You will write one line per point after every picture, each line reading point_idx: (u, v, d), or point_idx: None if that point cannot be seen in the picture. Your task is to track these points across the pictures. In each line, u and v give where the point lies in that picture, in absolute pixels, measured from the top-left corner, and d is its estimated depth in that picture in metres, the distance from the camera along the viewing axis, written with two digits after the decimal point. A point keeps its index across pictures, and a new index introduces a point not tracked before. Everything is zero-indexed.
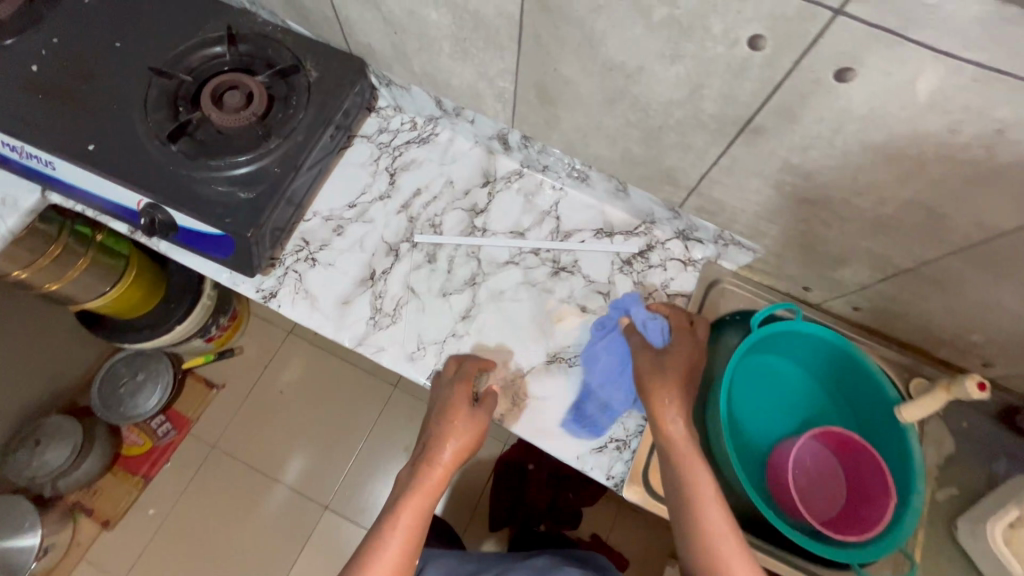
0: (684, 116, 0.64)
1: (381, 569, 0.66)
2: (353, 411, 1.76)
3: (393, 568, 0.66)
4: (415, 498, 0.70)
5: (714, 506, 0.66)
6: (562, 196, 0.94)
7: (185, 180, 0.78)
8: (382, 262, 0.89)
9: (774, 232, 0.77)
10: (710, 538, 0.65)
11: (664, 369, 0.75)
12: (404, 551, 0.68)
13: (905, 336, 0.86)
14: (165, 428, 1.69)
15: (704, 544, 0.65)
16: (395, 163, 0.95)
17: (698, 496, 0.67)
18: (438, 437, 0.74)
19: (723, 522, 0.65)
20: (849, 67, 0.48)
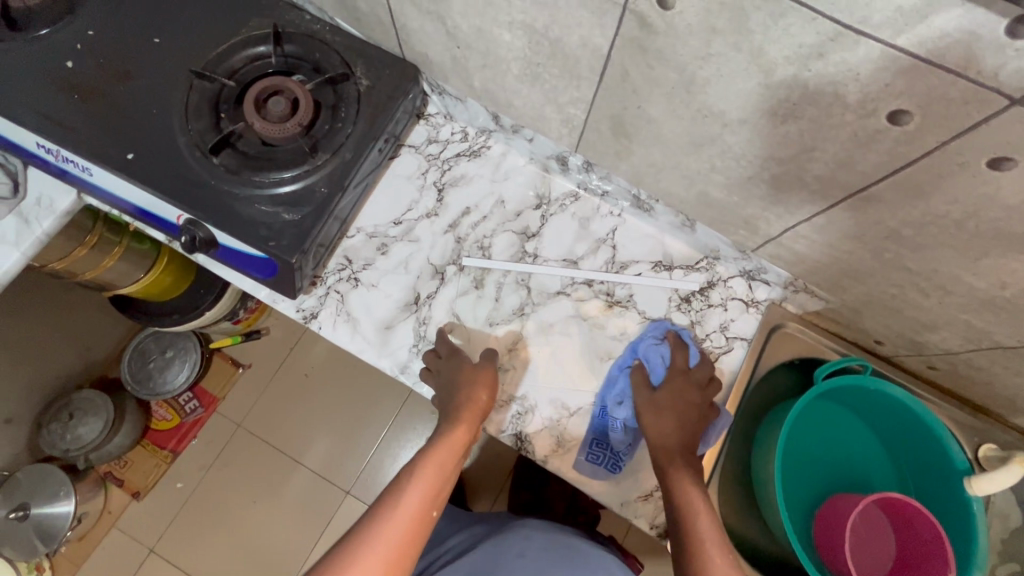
0: (781, 172, 0.57)
1: (405, 509, 0.63)
2: (378, 400, 1.70)
3: (417, 509, 0.64)
4: (439, 447, 0.71)
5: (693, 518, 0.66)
6: (620, 223, 0.87)
7: (227, 197, 0.73)
8: (427, 286, 0.84)
9: (857, 290, 0.71)
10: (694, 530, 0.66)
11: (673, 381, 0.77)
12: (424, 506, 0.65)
13: (982, 401, 0.80)
14: (193, 404, 1.65)
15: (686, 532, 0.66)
16: (443, 177, 0.89)
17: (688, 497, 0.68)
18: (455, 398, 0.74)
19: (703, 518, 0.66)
20: (1008, 156, 0.41)
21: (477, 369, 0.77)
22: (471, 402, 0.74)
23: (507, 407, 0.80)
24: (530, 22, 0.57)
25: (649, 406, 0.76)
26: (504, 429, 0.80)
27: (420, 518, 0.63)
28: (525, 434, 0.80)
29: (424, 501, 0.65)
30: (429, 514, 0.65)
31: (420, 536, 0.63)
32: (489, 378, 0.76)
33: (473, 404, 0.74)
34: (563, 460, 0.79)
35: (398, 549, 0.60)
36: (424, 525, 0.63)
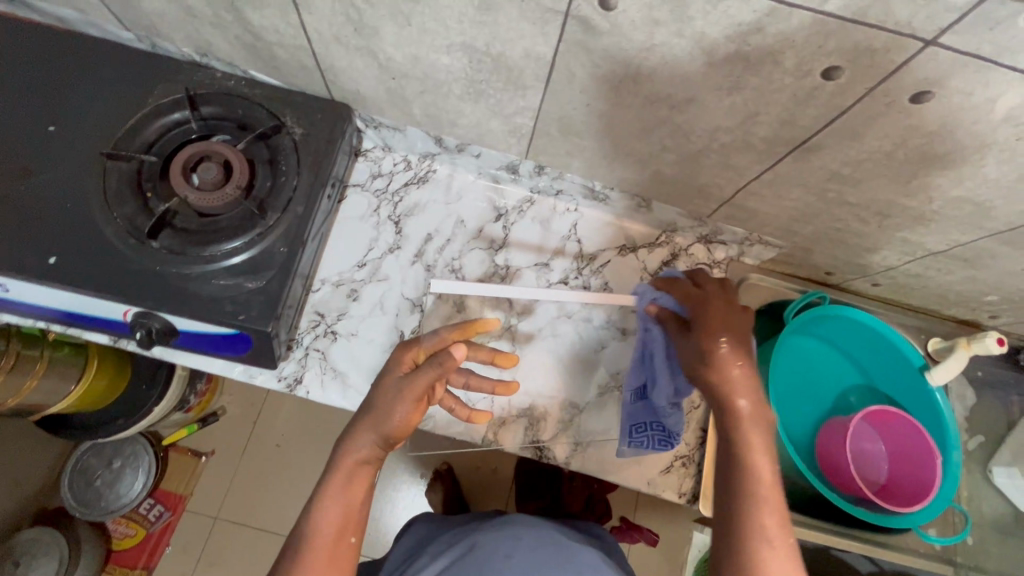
0: (730, 140, 0.62)
1: (317, 551, 0.59)
2: None
3: (333, 543, 0.60)
4: (340, 472, 0.62)
5: (760, 444, 0.57)
6: (578, 217, 0.89)
7: (179, 280, 0.67)
8: (408, 321, 0.82)
9: (807, 231, 0.78)
10: (755, 514, 0.53)
11: (734, 353, 0.62)
12: (342, 538, 0.60)
13: (921, 303, 0.91)
14: (157, 511, 1.51)
15: (751, 532, 0.52)
16: (397, 210, 0.87)
17: (755, 461, 0.56)
18: (382, 404, 0.63)
19: (770, 481, 0.55)
20: (928, 89, 0.47)
21: (401, 380, 0.64)
22: (384, 419, 0.62)
23: (520, 420, 0.81)
24: (470, 42, 0.58)
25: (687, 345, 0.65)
26: (517, 447, 0.80)
27: (332, 548, 0.60)
28: (543, 442, 0.80)
29: (339, 526, 0.61)
30: (347, 542, 0.61)
31: (340, 566, 0.60)
32: (415, 386, 0.62)
33: (388, 415, 0.62)
34: (584, 460, 0.80)
35: None
36: (339, 556, 0.60)
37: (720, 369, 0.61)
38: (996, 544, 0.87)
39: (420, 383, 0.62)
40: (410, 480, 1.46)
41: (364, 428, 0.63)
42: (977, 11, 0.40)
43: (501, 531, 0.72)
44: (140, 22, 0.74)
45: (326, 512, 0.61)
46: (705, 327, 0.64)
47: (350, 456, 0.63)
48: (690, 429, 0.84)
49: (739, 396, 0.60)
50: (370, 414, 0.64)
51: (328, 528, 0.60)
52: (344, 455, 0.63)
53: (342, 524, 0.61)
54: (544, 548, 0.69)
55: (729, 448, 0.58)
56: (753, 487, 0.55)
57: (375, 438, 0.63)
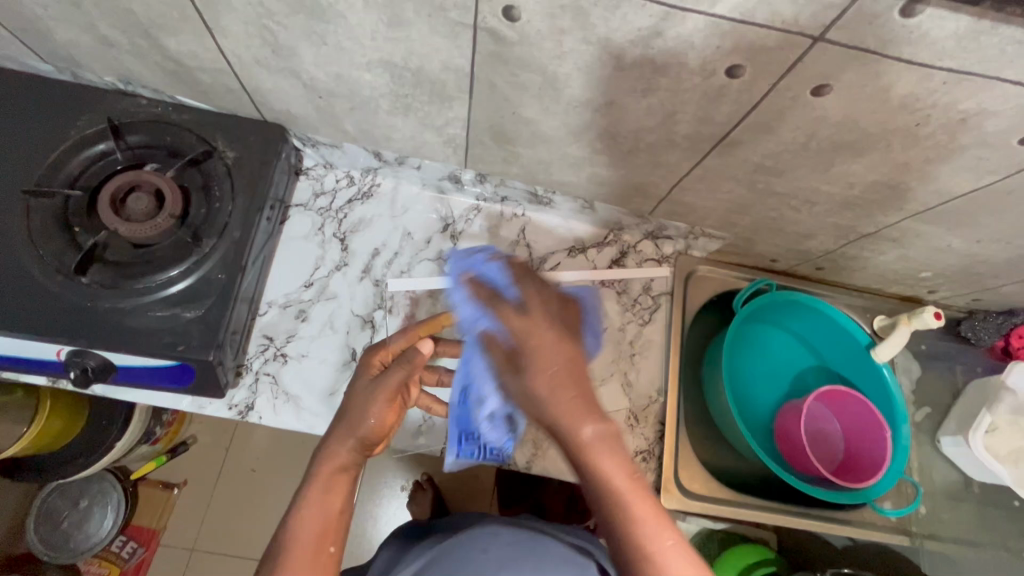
0: (655, 139, 0.63)
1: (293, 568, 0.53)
2: None
3: (312, 557, 0.54)
4: (317, 480, 0.58)
5: (637, 494, 0.45)
6: (525, 222, 0.90)
7: (113, 314, 0.66)
8: (359, 338, 0.82)
9: (745, 222, 0.80)
10: (620, 521, 0.44)
11: (559, 337, 0.48)
12: (323, 551, 0.55)
13: (862, 283, 0.94)
14: (130, 548, 1.48)
15: (611, 499, 0.45)
16: (343, 227, 0.86)
17: (614, 483, 0.45)
18: (358, 402, 0.64)
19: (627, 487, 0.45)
20: (826, 83, 0.49)
21: (371, 383, 0.66)
22: (360, 424, 0.62)
23: None
24: (388, 58, 0.58)
25: (529, 347, 0.48)
26: None
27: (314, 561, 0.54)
28: None
29: (321, 533, 0.55)
30: (325, 551, 0.55)
31: None
32: (387, 387, 0.64)
33: (362, 417, 0.63)
34: (544, 462, 0.81)
35: None
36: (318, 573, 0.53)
37: (542, 386, 0.47)
38: (949, 510, 0.89)
39: (393, 380, 0.64)
40: (389, 494, 1.45)
41: (342, 434, 0.62)
42: (856, 8, 0.41)
43: (476, 533, 0.71)
44: (57, 54, 0.72)
45: (305, 522, 0.56)
46: (535, 371, 0.47)
47: (331, 459, 0.60)
48: (648, 423, 0.85)
49: (581, 426, 0.45)
50: (343, 422, 0.62)
51: (308, 534, 0.55)
52: (322, 462, 0.60)
53: (321, 531, 0.55)
54: (522, 545, 0.69)
55: (583, 480, 0.46)
56: (612, 502, 0.44)
57: (355, 441, 0.61)
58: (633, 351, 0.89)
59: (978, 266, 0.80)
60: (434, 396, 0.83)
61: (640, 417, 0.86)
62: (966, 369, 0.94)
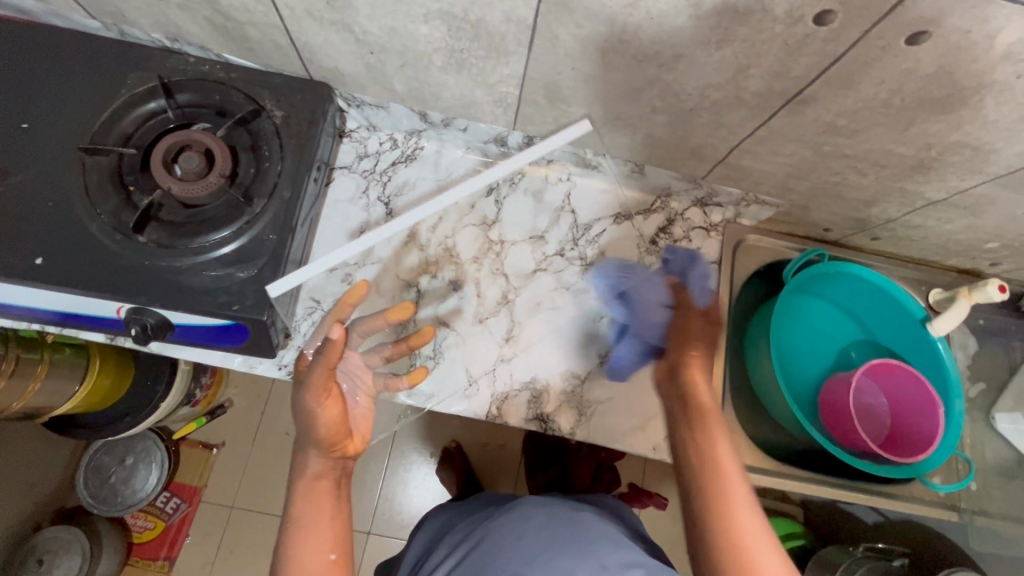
0: (722, 97, 0.60)
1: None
2: None
3: (314, 564, 0.61)
4: (302, 502, 0.65)
5: (723, 463, 0.62)
6: (570, 187, 0.89)
7: (171, 273, 0.67)
8: (405, 302, 0.82)
9: (804, 187, 0.77)
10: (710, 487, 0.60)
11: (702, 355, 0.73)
12: (331, 555, 0.62)
13: (919, 254, 0.91)
14: (174, 503, 1.56)
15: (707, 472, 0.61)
16: (387, 190, 0.85)
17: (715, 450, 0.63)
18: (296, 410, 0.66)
19: (735, 472, 0.61)
20: (926, 29, 0.46)
21: (300, 383, 0.66)
22: (312, 432, 0.65)
23: (524, 392, 0.81)
24: (447, 9, 0.56)
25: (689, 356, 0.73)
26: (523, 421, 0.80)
27: (313, 568, 0.61)
28: (546, 415, 0.81)
29: (316, 543, 0.62)
30: (327, 557, 0.62)
31: None
32: (313, 385, 0.64)
33: (310, 427, 0.65)
34: (587, 428, 0.81)
35: None
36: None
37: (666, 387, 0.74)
38: (1001, 488, 0.87)
39: (314, 377, 0.64)
40: (421, 459, 1.48)
41: (305, 448, 0.67)
42: None
43: (512, 516, 0.71)
44: (105, 9, 0.71)
45: (304, 539, 0.62)
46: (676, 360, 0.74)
47: (305, 474, 0.66)
48: None
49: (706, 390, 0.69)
50: (300, 437, 0.67)
51: (307, 551, 0.62)
52: (298, 476, 0.66)
53: (320, 542, 0.62)
54: (556, 523, 0.69)
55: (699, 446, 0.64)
56: (717, 495, 0.59)
57: (317, 451, 0.66)
58: None
59: None
60: (477, 359, 0.82)
61: None
62: None
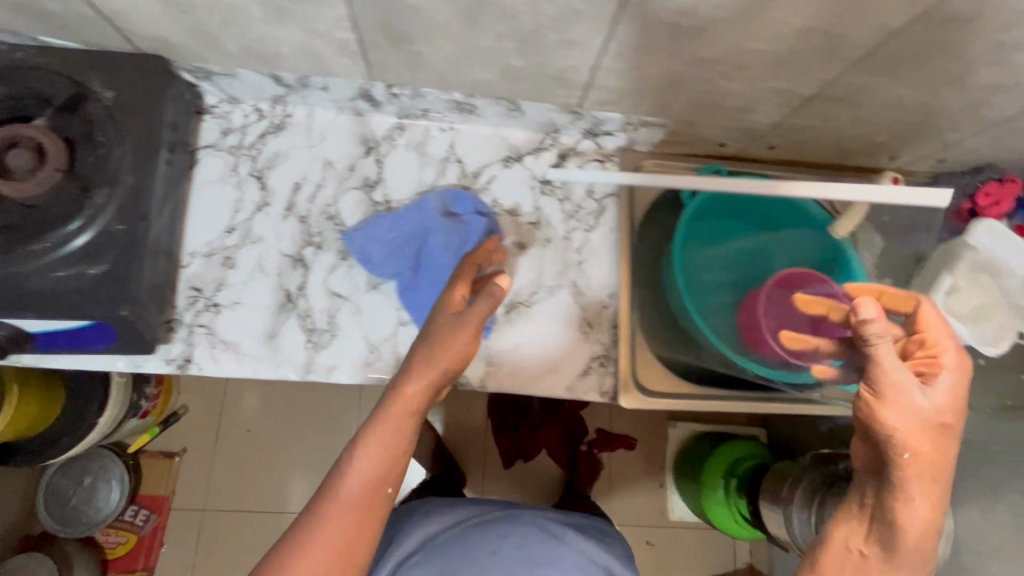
0: (556, 11, 0.57)
1: (348, 493, 0.57)
2: (336, 418, 1.65)
3: (362, 488, 0.57)
4: (381, 425, 0.60)
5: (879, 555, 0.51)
6: (454, 136, 0.85)
7: (12, 280, 0.63)
8: (292, 278, 0.79)
9: (680, 101, 0.74)
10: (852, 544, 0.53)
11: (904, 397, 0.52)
12: (376, 480, 0.58)
13: (821, 157, 0.89)
14: (144, 515, 1.54)
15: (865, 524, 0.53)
16: (258, 163, 0.81)
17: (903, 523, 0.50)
18: (440, 330, 0.66)
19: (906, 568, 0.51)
20: None
21: (453, 317, 0.67)
22: (433, 355, 0.64)
23: None
24: None
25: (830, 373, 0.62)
26: None
27: (366, 492, 0.57)
28: (455, 371, 0.80)
29: (377, 479, 0.58)
30: (386, 493, 0.58)
31: (376, 514, 0.58)
32: (462, 324, 0.66)
33: (445, 342, 0.64)
34: (499, 377, 0.80)
35: (341, 544, 0.55)
36: (371, 509, 0.57)
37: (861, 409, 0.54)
38: None
39: (474, 314, 0.67)
40: None
41: (413, 369, 0.63)
42: None
43: (495, 532, 0.78)
44: None
45: (370, 453, 0.58)
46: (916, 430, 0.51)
47: (403, 397, 0.61)
48: (602, 328, 0.84)
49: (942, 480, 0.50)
50: (430, 349, 0.64)
51: (366, 472, 0.58)
52: (392, 396, 0.62)
53: (380, 463, 0.58)
54: (534, 542, 0.77)
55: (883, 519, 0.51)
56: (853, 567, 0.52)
57: (432, 381, 0.63)
58: (581, 256, 0.86)
59: (934, 119, 0.75)
60: (377, 324, 0.79)
61: (594, 323, 0.84)
62: (930, 235, 0.91)
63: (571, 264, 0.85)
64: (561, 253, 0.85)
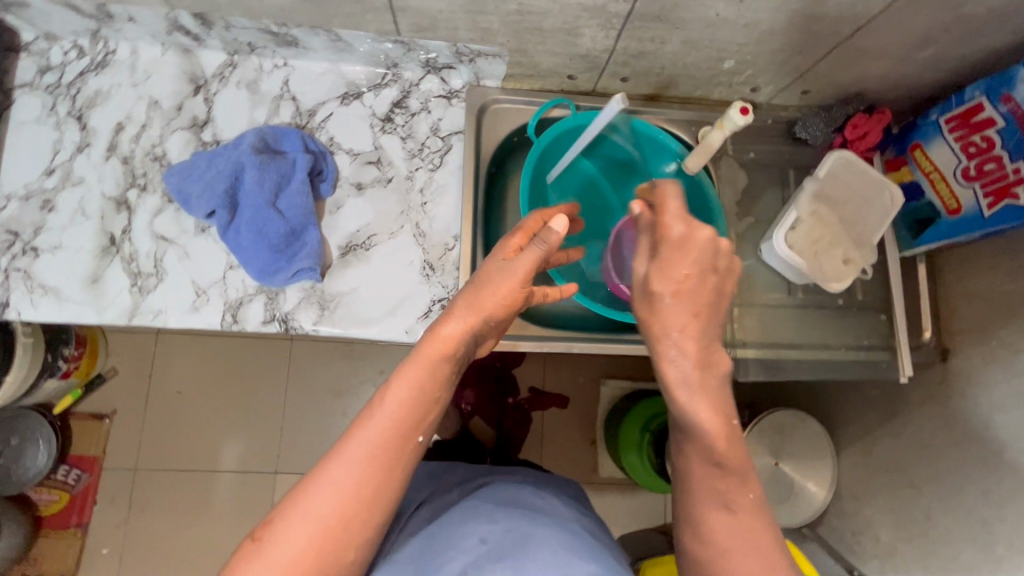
0: None
1: (373, 433, 0.52)
2: (272, 377, 1.54)
3: (390, 433, 0.52)
4: (411, 368, 0.54)
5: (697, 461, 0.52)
6: (289, 72, 0.82)
7: None
8: (116, 222, 0.77)
9: (498, 25, 0.70)
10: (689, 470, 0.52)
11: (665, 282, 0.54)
12: (399, 428, 0.52)
13: (681, 90, 0.85)
14: (75, 474, 1.45)
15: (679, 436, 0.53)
16: (78, 103, 0.78)
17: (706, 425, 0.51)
18: (462, 289, 0.58)
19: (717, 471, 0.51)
20: None
21: (506, 263, 0.59)
22: (480, 299, 0.57)
23: (258, 297, 0.78)
24: None
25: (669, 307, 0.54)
26: (263, 323, 0.77)
27: (394, 437, 0.52)
28: (286, 315, 0.78)
29: (397, 424, 0.53)
30: (414, 440, 0.53)
31: (394, 466, 0.52)
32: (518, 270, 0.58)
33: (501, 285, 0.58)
34: (333, 319, 0.78)
35: (348, 500, 0.50)
36: (390, 461, 0.52)
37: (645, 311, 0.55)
38: (778, 319, 0.85)
39: (530, 258, 0.58)
40: None
41: (463, 307, 0.57)
42: None
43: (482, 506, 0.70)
44: None
45: (390, 401, 0.53)
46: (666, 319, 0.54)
47: (439, 337, 0.55)
48: (446, 271, 0.81)
49: (665, 336, 0.53)
50: (473, 292, 0.58)
51: (394, 416, 0.53)
52: (430, 335, 0.56)
53: (393, 426, 0.52)
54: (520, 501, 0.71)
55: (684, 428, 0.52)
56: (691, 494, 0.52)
57: (481, 314, 0.57)
58: (425, 196, 0.83)
59: (771, 39, 0.71)
60: (206, 266, 0.78)
61: (437, 266, 0.81)
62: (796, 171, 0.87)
63: (414, 204, 0.83)
64: (403, 194, 0.82)
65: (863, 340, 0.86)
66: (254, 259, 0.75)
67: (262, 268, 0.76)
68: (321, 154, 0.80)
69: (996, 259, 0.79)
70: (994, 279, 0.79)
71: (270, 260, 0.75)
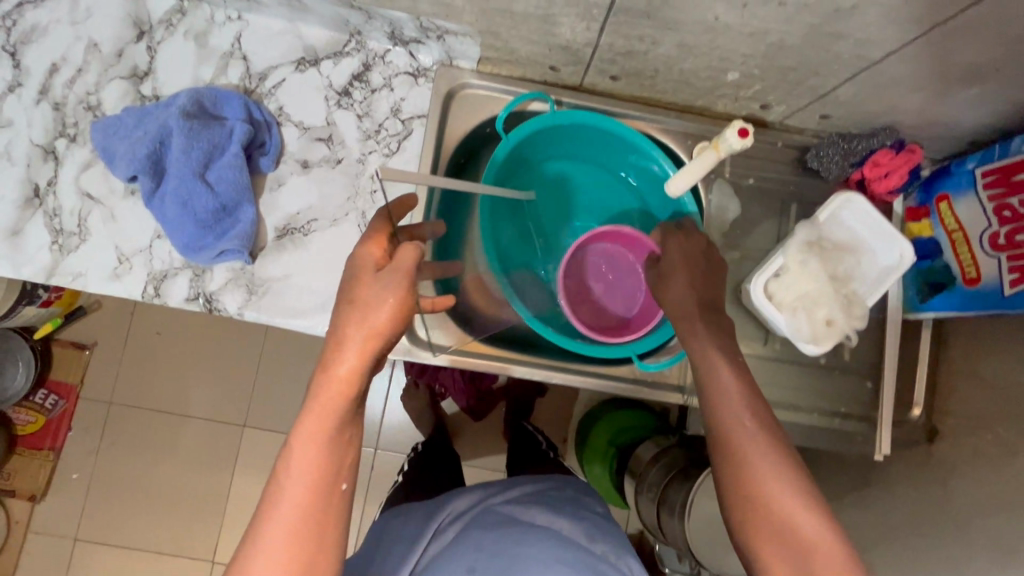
0: None
1: (292, 500, 0.46)
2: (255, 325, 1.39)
3: (309, 495, 0.46)
4: (312, 419, 0.47)
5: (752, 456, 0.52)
6: (242, 27, 0.73)
7: None
8: (42, 172, 0.72)
9: (461, 1, 0.60)
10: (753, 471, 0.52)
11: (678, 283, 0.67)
12: (318, 483, 0.47)
13: (680, 97, 0.74)
14: (52, 399, 1.31)
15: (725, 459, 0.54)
16: (12, 37, 0.72)
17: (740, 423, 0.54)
18: (337, 326, 0.50)
19: (776, 479, 0.51)
20: None
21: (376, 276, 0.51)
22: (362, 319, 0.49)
23: (183, 273, 0.72)
24: None
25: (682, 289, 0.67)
26: (184, 300, 0.72)
27: (314, 495, 0.46)
28: (210, 294, 0.72)
29: (312, 484, 0.47)
30: (338, 489, 0.48)
31: (326, 524, 0.47)
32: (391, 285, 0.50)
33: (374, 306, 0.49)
34: (259, 306, 0.72)
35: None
36: (321, 517, 0.46)
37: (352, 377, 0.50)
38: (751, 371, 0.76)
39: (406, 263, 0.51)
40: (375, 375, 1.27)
41: (345, 338, 0.49)
42: None
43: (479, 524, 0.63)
44: None
45: (297, 458, 0.47)
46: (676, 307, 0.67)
47: (332, 378, 0.48)
48: None
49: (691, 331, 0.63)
50: (353, 309, 0.50)
51: (312, 472, 0.46)
52: (322, 373, 0.48)
53: (310, 482, 0.46)
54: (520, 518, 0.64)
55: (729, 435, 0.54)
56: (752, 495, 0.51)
57: (371, 341, 0.49)
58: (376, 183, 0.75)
59: (781, 54, 0.59)
60: (132, 233, 0.72)
61: None
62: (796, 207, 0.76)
63: (362, 191, 0.75)
64: (351, 178, 0.75)
65: (839, 407, 0.77)
66: (178, 231, 0.70)
67: (187, 242, 0.70)
68: (265, 124, 0.73)
69: (1009, 342, 0.68)
70: (1003, 365, 0.68)
71: (195, 233, 0.70)
